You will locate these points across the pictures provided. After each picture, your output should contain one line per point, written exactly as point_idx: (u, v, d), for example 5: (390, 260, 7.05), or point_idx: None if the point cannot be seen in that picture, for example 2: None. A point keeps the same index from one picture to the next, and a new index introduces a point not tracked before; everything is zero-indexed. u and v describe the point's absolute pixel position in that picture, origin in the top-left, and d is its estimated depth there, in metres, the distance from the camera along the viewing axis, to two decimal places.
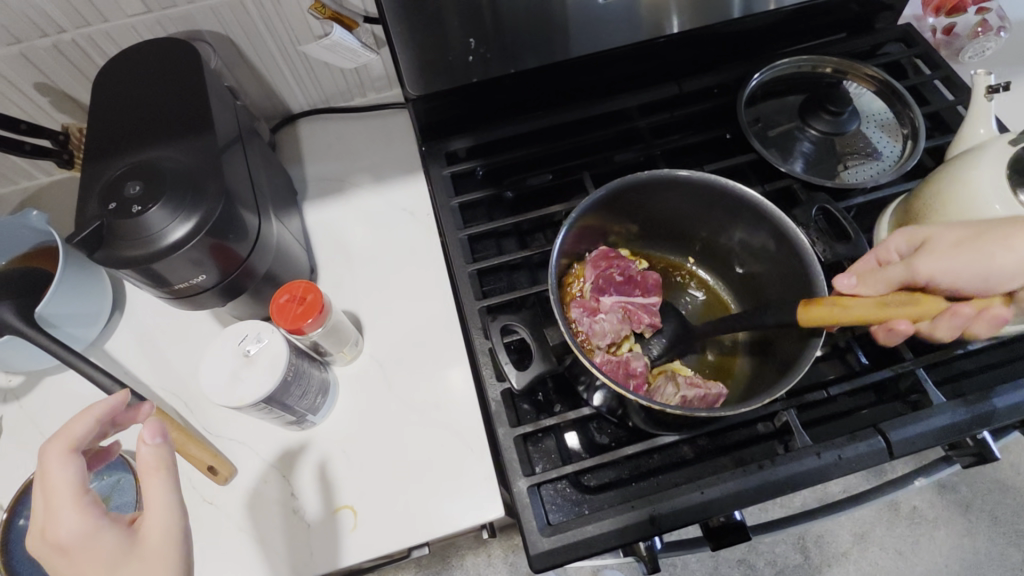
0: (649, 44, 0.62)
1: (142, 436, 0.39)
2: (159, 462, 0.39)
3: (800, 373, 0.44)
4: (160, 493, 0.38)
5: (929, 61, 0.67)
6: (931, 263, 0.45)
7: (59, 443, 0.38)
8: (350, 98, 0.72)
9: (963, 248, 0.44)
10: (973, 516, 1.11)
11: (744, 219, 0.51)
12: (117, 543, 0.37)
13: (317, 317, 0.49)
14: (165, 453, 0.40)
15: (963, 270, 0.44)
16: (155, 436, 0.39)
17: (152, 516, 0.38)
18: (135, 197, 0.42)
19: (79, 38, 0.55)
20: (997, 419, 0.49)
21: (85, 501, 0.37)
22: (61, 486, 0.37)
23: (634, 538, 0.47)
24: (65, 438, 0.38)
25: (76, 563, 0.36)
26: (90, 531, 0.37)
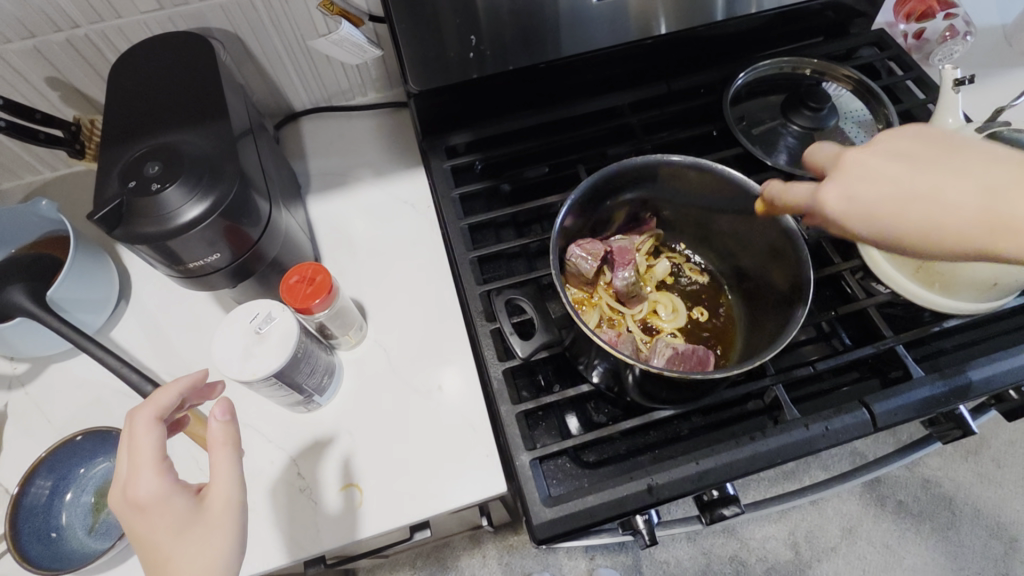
0: (640, 45, 0.66)
1: (212, 411, 0.40)
2: (225, 437, 0.40)
3: (789, 336, 0.46)
4: (226, 465, 0.40)
5: (901, 63, 0.72)
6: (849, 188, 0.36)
7: (146, 412, 0.40)
8: (351, 97, 0.75)
9: (898, 166, 0.35)
10: (957, 508, 1.14)
11: (735, 202, 0.54)
12: (187, 511, 0.38)
13: (325, 297, 0.50)
14: (230, 429, 0.41)
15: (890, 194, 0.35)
16: (224, 413, 0.41)
17: (219, 486, 0.39)
18: (154, 176, 0.44)
19: (92, 34, 0.57)
20: (973, 392, 0.52)
21: (164, 467, 0.39)
22: (143, 450, 0.38)
23: (634, 507, 0.48)
24: (152, 407, 0.40)
25: (152, 524, 0.37)
26: (167, 496, 0.38)
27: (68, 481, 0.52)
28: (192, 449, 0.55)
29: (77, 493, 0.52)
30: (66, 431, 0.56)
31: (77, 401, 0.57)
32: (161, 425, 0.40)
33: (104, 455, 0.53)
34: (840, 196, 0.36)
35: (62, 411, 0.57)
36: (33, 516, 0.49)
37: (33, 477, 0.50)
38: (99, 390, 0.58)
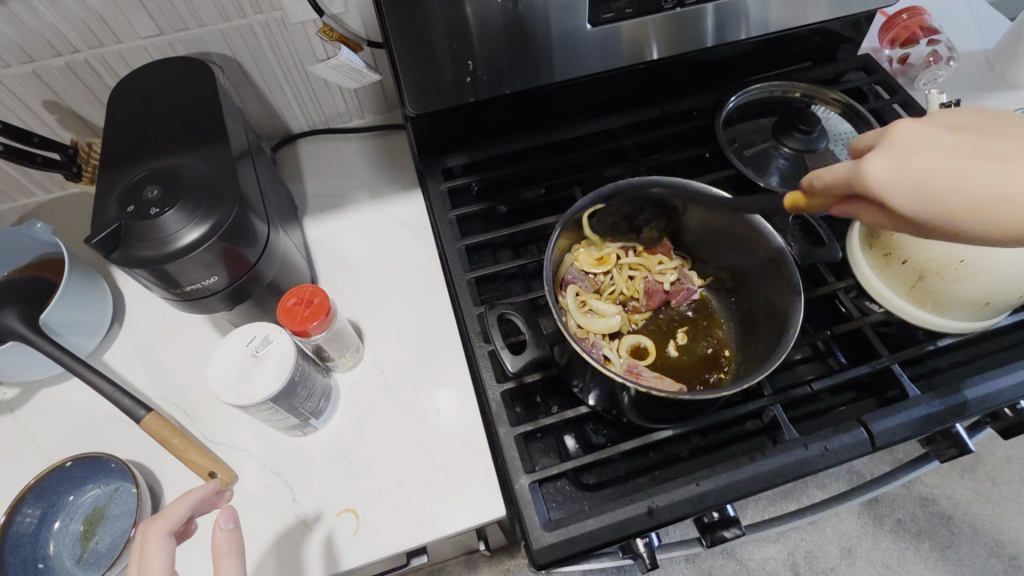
0: (632, 70, 0.67)
1: (216, 520, 0.40)
2: (230, 546, 0.40)
3: (787, 347, 0.46)
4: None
5: (887, 87, 0.73)
6: (893, 158, 0.32)
7: (158, 526, 0.39)
8: (348, 120, 0.76)
9: (962, 138, 0.32)
10: (955, 527, 1.13)
11: (727, 226, 0.54)
12: None
13: (323, 319, 0.50)
14: (234, 537, 0.40)
15: (947, 159, 0.30)
16: (228, 520, 0.40)
17: None
18: (153, 200, 0.44)
19: (92, 59, 0.57)
20: (970, 410, 0.53)
21: None
22: (156, 569, 0.37)
23: (634, 529, 0.48)
24: (165, 521, 0.39)
25: None
26: None
27: (56, 509, 0.51)
28: (184, 475, 0.54)
29: (66, 521, 0.51)
30: (55, 458, 0.55)
31: (68, 426, 0.56)
32: (172, 538, 0.39)
33: (94, 481, 0.52)
34: (885, 167, 0.32)
35: (52, 436, 0.56)
36: (19, 547, 0.48)
37: (21, 505, 0.49)
38: (90, 415, 0.57)
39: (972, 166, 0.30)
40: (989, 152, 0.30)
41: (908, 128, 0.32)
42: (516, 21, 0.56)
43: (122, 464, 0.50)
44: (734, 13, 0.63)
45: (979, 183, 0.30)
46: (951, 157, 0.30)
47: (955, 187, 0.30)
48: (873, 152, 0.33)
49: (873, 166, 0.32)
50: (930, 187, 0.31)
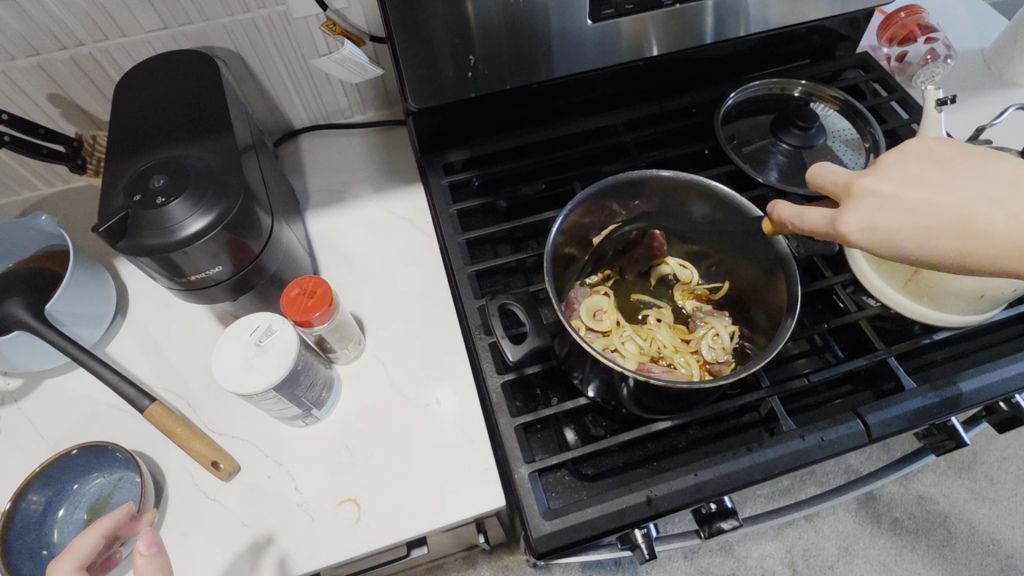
0: (632, 66, 0.68)
1: (136, 548, 0.39)
2: (156, 570, 0.39)
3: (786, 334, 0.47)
4: None
5: (885, 85, 0.74)
6: (863, 214, 0.39)
7: (67, 564, 0.39)
8: (349, 115, 0.76)
9: (916, 194, 0.39)
10: (952, 526, 1.14)
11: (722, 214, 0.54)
12: None
13: (325, 310, 0.51)
14: (160, 560, 0.40)
15: (906, 218, 0.39)
16: (149, 545, 0.40)
17: None
18: (159, 189, 0.45)
19: (97, 52, 0.58)
20: (965, 402, 0.53)
21: None
22: None
23: (633, 518, 0.49)
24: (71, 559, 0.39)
25: None
26: None
27: (62, 497, 0.51)
28: (187, 465, 0.55)
29: (70, 509, 0.51)
30: (58, 448, 0.55)
31: (71, 417, 0.57)
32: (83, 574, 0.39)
33: (99, 470, 0.52)
34: (859, 227, 0.39)
35: (56, 426, 0.56)
36: (26, 534, 0.49)
37: (26, 492, 0.49)
38: (93, 405, 0.57)
39: (928, 227, 0.38)
40: (947, 208, 0.38)
41: (869, 189, 0.40)
42: (517, 16, 0.56)
43: (127, 453, 0.50)
44: (733, 10, 0.64)
45: (944, 235, 0.38)
46: (914, 217, 0.38)
47: (913, 241, 0.39)
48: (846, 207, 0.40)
49: (850, 224, 0.39)
50: (899, 237, 0.39)
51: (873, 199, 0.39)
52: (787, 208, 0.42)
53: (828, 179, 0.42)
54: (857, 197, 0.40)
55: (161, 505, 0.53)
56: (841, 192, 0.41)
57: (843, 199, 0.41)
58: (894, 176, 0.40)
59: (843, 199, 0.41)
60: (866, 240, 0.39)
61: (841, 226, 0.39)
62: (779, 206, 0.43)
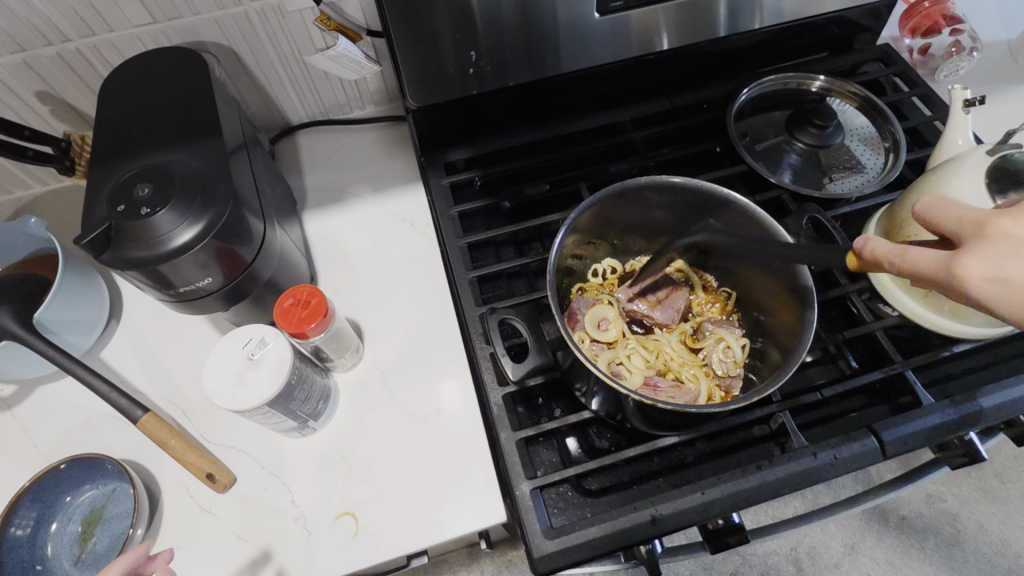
0: (642, 60, 0.64)
1: None
2: None
3: (792, 367, 0.44)
4: None
5: (907, 79, 0.71)
6: (990, 259, 0.33)
7: None
8: (348, 111, 0.74)
9: None
10: (960, 525, 1.12)
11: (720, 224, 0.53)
12: None
13: (321, 321, 0.49)
14: None
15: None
16: None
17: None
18: (144, 199, 0.43)
19: (84, 48, 0.56)
20: (984, 418, 0.51)
21: None
22: None
23: (638, 538, 0.47)
24: None
25: None
26: None
27: (54, 509, 0.50)
28: (182, 475, 0.53)
29: (63, 522, 0.50)
30: (52, 456, 0.54)
31: (65, 425, 0.56)
32: None
33: (92, 482, 0.51)
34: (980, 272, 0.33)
35: (49, 434, 0.55)
36: (17, 548, 0.48)
37: (17, 507, 0.48)
38: (87, 413, 0.56)
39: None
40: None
41: (1008, 231, 0.33)
42: (522, 9, 0.54)
43: (119, 465, 0.49)
44: (748, 2, 0.61)
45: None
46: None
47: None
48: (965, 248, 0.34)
49: (970, 269, 0.33)
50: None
51: (1012, 244, 0.32)
52: (882, 245, 0.36)
53: (950, 218, 0.36)
54: (994, 240, 0.33)
55: (156, 516, 0.52)
56: (970, 233, 0.35)
57: (968, 241, 0.34)
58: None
59: (967, 243, 0.34)
60: (987, 290, 0.32)
61: (958, 271, 0.33)
62: (930, 199, 0.38)
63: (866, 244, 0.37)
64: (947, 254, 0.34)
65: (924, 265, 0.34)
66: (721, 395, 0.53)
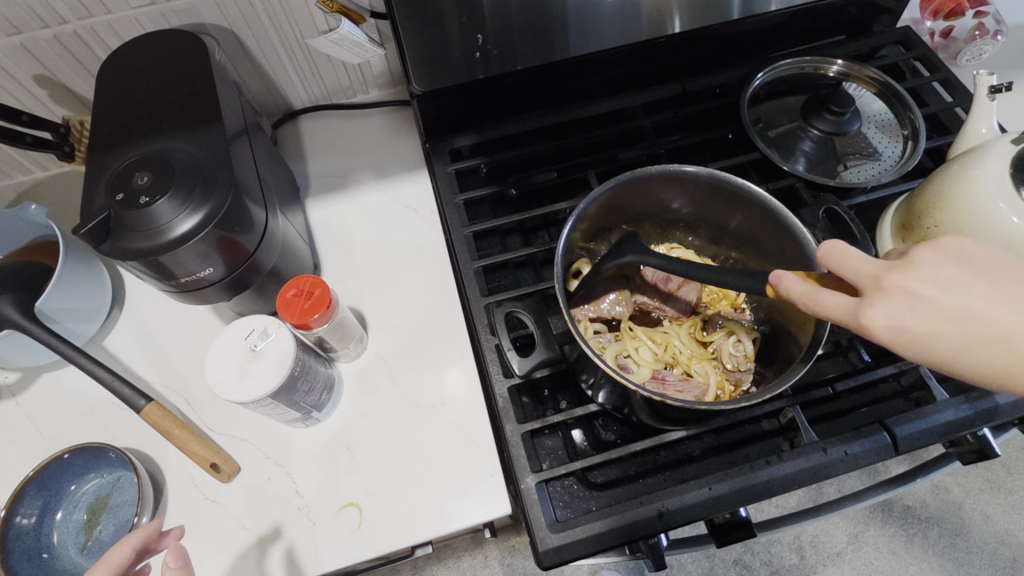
0: (653, 43, 0.62)
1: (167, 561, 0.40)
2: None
3: (805, 367, 0.43)
4: None
5: (927, 63, 0.68)
6: (887, 308, 0.34)
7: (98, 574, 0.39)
8: (352, 95, 0.72)
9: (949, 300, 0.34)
10: (965, 515, 1.12)
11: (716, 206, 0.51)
12: None
13: (324, 312, 0.48)
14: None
15: (935, 322, 0.34)
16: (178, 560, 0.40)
17: None
18: (143, 188, 0.42)
19: (81, 30, 0.54)
20: (999, 415, 0.50)
21: None
22: None
23: (643, 534, 0.47)
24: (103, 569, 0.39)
25: None
26: None
27: (60, 497, 0.50)
28: (186, 465, 0.53)
29: (69, 510, 0.51)
30: (57, 444, 0.54)
31: (69, 413, 0.56)
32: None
33: (97, 470, 0.51)
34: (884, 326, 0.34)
35: (54, 423, 0.55)
36: (22, 536, 0.48)
37: (22, 495, 0.48)
38: (91, 401, 0.56)
39: (960, 335, 0.34)
40: (961, 310, 0.34)
41: (900, 284, 0.34)
42: None
43: (123, 454, 0.49)
44: None
45: (953, 340, 0.34)
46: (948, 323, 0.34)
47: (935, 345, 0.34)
48: (867, 298, 0.35)
49: (875, 319, 0.34)
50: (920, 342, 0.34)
51: (904, 297, 0.34)
52: (796, 287, 0.36)
53: (847, 265, 0.36)
54: (891, 293, 0.34)
55: (160, 506, 0.52)
56: (866, 283, 0.35)
57: (867, 290, 0.35)
58: (931, 273, 0.35)
59: (868, 291, 0.35)
60: (888, 336, 0.34)
61: (865, 321, 0.34)
62: (829, 248, 0.37)
63: (780, 281, 0.38)
64: (852, 301, 0.35)
65: (834, 312, 0.35)
66: (733, 392, 0.52)
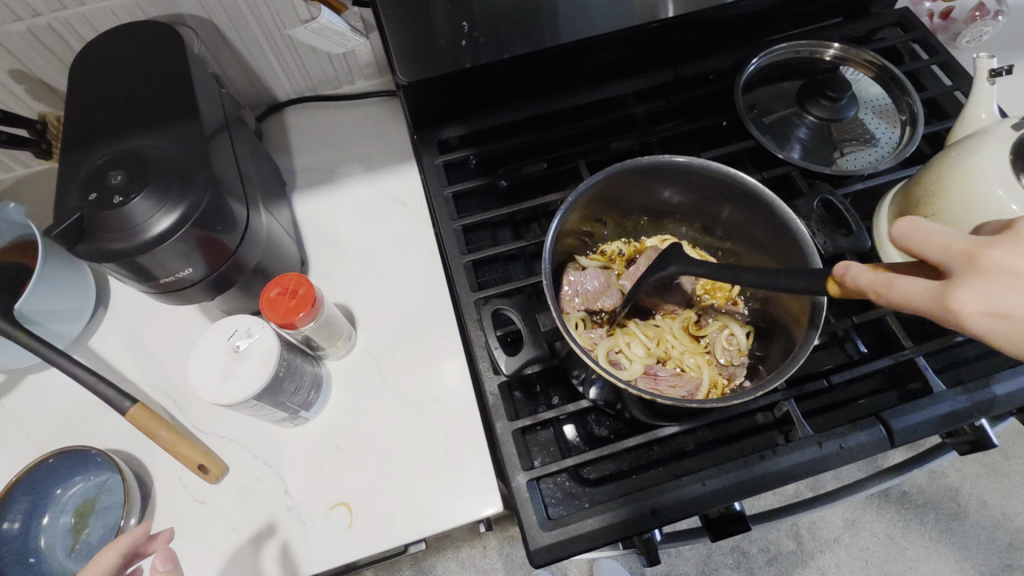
0: (645, 28, 0.61)
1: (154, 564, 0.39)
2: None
3: (798, 361, 0.43)
4: None
5: (925, 46, 0.67)
6: (987, 292, 0.28)
7: None
8: (338, 86, 0.71)
9: None
10: (961, 500, 1.12)
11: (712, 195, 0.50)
12: None
13: (309, 311, 0.47)
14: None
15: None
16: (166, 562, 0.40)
17: None
18: (117, 187, 0.41)
19: (55, 23, 0.52)
20: (997, 406, 0.49)
21: None
22: None
23: (636, 530, 0.46)
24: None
25: None
26: None
27: (47, 501, 0.50)
28: (175, 466, 0.53)
29: (56, 514, 0.50)
30: (44, 448, 0.54)
31: (55, 415, 0.55)
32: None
33: (83, 474, 0.50)
34: (978, 309, 0.28)
35: (40, 425, 0.54)
36: (8, 541, 0.48)
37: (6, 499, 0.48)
38: (77, 403, 0.55)
39: None
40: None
41: (1001, 263, 0.29)
42: None
43: (108, 457, 0.48)
44: None
45: None
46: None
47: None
48: (957, 279, 0.29)
49: (966, 303, 0.29)
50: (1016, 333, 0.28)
51: (1009, 277, 0.28)
52: (865, 276, 0.32)
53: (931, 245, 0.31)
54: (989, 272, 0.29)
55: (148, 507, 0.51)
56: (957, 263, 0.30)
57: (957, 272, 0.30)
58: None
59: (958, 272, 0.30)
60: (988, 327, 0.28)
61: (953, 306, 0.29)
62: (906, 225, 0.33)
63: (847, 273, 0.34)
64: (939, 285, 0.30)
65: (910, 298, 0.30)
66: (726, 388, 0.51)
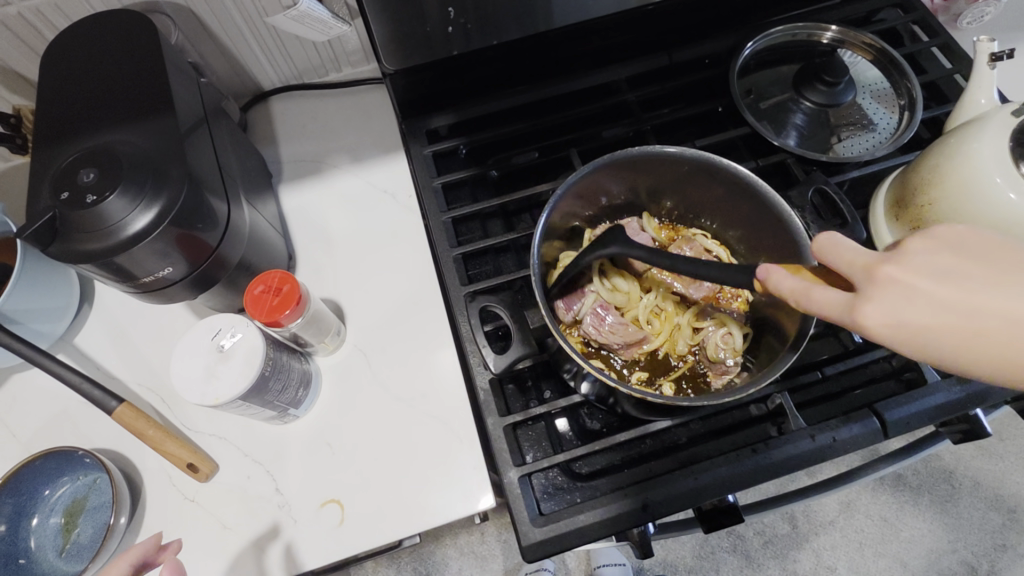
0: (638, 12, 0.59)
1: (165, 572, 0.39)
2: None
3: (791, 357, 0.42)
4: None
5: (926, 27, 0.65)
6: (889, 303, 0.30)
7: None
8: (324, 73, 0.69)
9: (950, 291, 0.29)
10: (956, 482, 1.13)
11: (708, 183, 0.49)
12: None
13: (295, 308, 0.46)
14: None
15: (941, 313, 0.29)
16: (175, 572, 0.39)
17: None
18: (89, 186, 0.40)
19: (26, 12, 0.50)
20: (992, 396, 0.49)
21: None
22: None
23: (629, 525, 0.46)
24: None
25: None
26: None
27: (35, 502, 0.50)
28: (165, 465, 0.52)
29: (45, 515, 0.50)
30: (32, 448, 0.53)
31: (42, 414, 0.54)
32: None
33: (70, 474, 0.50)
34: (882, 319, 0.30)
35: (27, 425, 0.54)
36: None
37: None
38: (63, 402, 0.54)
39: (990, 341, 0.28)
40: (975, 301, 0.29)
41: (893, 278, 0.30)
42: None
43: (95, 457, 0.48)
44: None
45: (968, 340, 0.29)
46: (962, 313, 0.29)
47: (936, 338, 0.29)
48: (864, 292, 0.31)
49: (871, 314, 0.30)
50: (922, 336, 0.29)
51: (901, 288, 0.30)
52: (787, 281, 0.33)
53: (838, 258, 0.32)
54: (881, 285, 0.30)
55: (138, 506, 0.51)
56: (860, 277, 0.31)
57: (859, 284, 0.31)
58: (926, 263, 0.30)
59: (858, 284, 0.31)
60: (882, 337, 0.30)
61: (857, 319, 0.30)
62: (821, 239, 0.33)
63: (768, 275, 0.35)
64: (846, 298, 0.31)
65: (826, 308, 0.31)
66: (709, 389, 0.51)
